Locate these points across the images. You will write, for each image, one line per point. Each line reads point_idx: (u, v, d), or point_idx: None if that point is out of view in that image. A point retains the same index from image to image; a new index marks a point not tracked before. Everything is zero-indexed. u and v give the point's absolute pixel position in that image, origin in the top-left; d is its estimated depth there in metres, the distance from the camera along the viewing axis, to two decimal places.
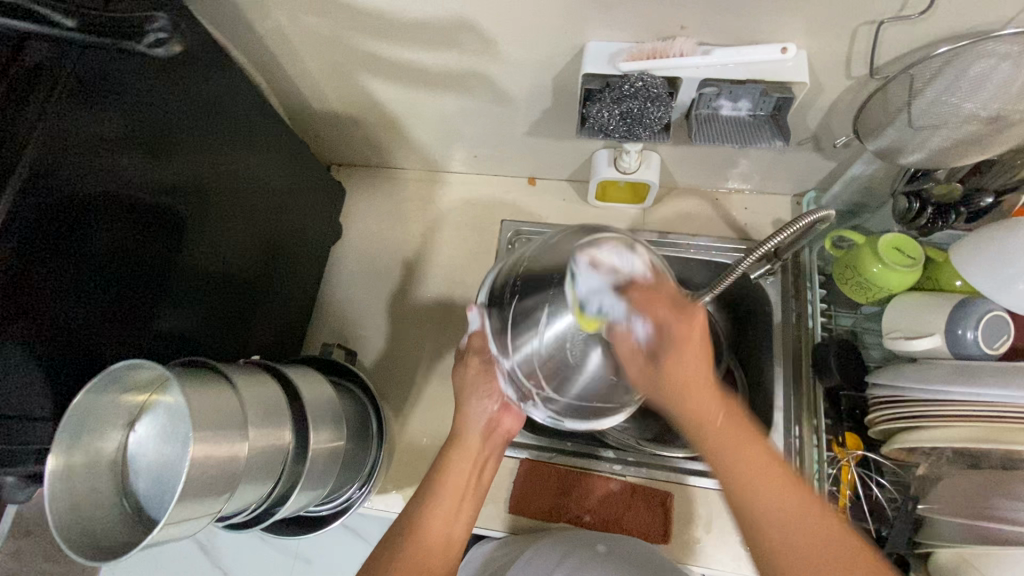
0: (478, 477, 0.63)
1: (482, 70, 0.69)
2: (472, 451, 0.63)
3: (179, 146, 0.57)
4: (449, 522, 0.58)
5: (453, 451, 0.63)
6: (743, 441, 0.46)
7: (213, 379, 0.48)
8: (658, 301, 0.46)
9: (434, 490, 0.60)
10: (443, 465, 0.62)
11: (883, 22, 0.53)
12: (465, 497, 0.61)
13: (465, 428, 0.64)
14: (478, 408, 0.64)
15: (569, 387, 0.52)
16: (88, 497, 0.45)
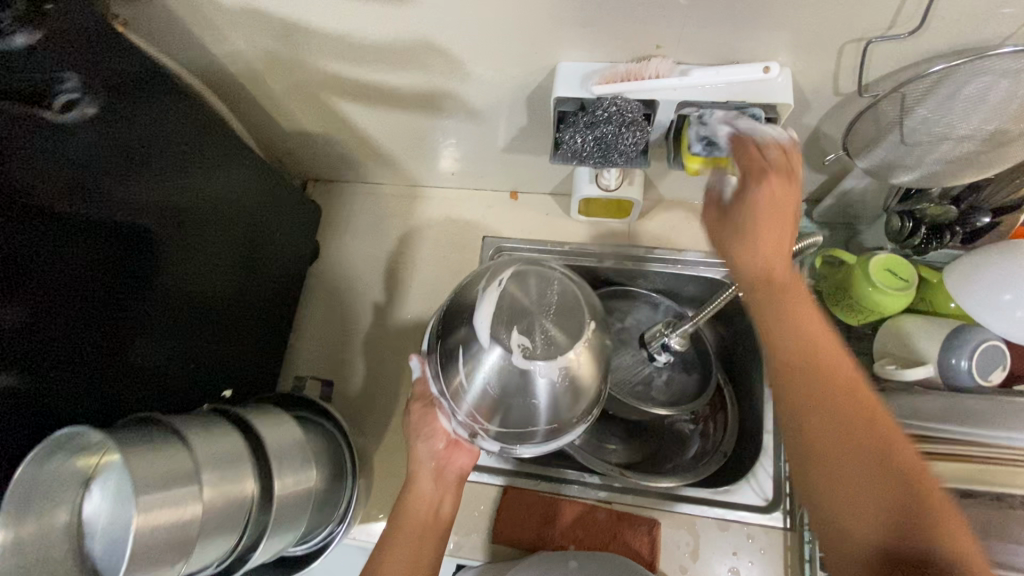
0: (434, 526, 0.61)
1: (452, 89, 0.65)
2: (424, 494, 0.62)
3: (147, 166, 0.56)
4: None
5: (406, 500, 0.62)
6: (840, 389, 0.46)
7: (163, 438, 0.46)
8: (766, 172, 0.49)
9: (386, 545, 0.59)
10: (398, 514, 0.61)
11: (871, 40, 0.49)
12: (417, 553, 0.59)
13: (415, 471, 0.63)
14: (425, 451, 0.63)
15: (506, 417, 0.56)
16: (40, 567, 0.44)
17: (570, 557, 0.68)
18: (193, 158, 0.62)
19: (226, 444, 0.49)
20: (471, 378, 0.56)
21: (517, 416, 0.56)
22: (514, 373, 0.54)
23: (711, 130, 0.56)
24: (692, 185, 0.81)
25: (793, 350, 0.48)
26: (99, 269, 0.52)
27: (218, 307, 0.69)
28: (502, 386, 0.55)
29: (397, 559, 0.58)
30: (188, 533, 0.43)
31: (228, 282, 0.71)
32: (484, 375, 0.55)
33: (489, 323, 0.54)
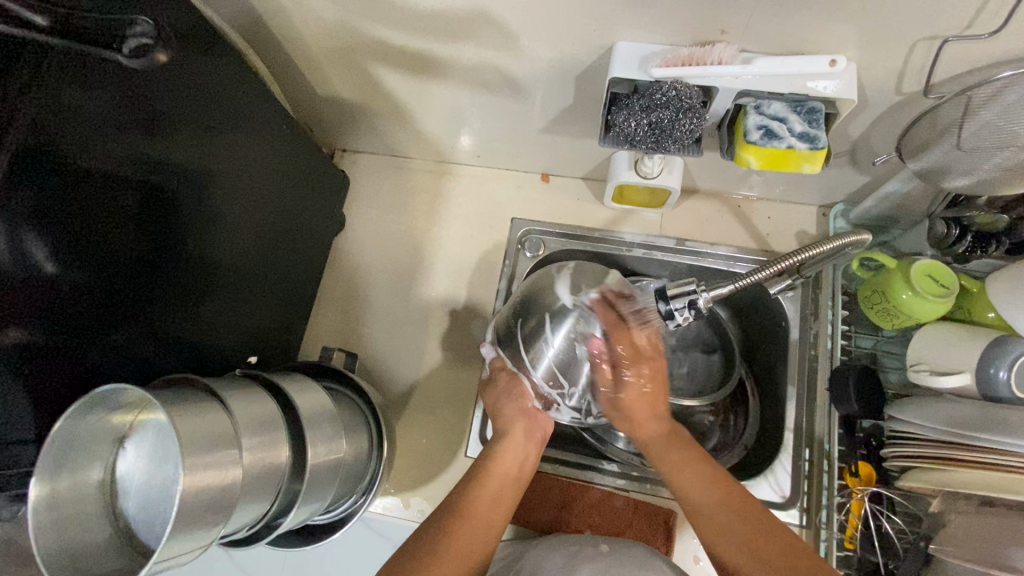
0: (514, 483, 0.61)
1: (501, 64, 0.63)
2: (516, 442, 0.63)
3: (180, 124, 0.55)
4: (485, 527, 0.56)
5: (494, 449, 0.62)
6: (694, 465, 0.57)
7: (203, 399, 0.45)
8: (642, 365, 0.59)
9: (475, 487, 0.58)
10: (488, 462, 0.61)
11: (945, 38, 0.48)
12: (503, 500, 0.59)
13: (506, 425, 0.64)
14: (516, 407, 0.65)
15: (577, 379, 0.62)
16: (76, 524, 0.43)
17: (601, 542, 0.66)
18: (227, 123, 0.61)
19: (264, 410, 0.49)
20: (552, 340, 0.61)
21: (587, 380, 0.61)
22: (588, 342, 0.59)
23: (769, 119, 0.54)
24: (730, 178, 0.80)
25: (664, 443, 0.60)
26: (135, 225, 0.51)
27: (244, 274, 0.69)
28: (577, 352, 0.60)
29: (484, 502, 0.57)
30: (230, 495, 0.43)
31: (255, 249, 0.70)
32: (563, 336, 0.60)
33: (568, 292, 0.61)
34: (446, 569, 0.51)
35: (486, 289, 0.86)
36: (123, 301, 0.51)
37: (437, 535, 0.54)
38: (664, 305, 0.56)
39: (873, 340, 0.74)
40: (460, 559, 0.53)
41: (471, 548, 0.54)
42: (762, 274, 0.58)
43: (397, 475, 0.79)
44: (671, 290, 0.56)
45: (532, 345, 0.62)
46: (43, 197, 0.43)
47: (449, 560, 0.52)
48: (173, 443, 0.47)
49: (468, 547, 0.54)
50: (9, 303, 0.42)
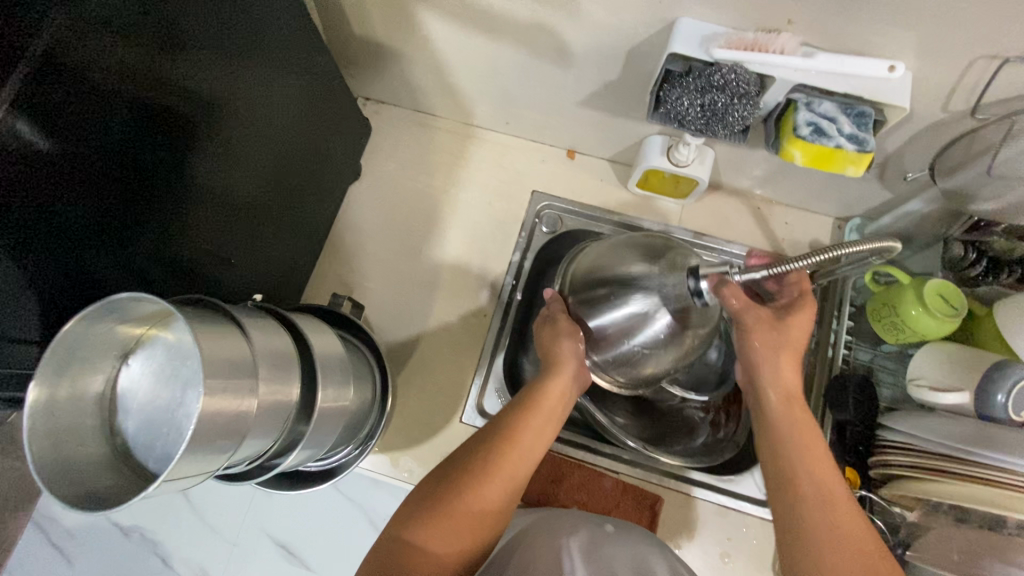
0: (559, 413, 0.62)
1: (553, 26, 0.62)
2: (543, 411, 0.60)
3: (206, 45, 0.51)
4: (528, 457, 0.57)
5: (544, 383, 0.61)
6: (812, 437, 0.56)
7: (221, 320, 0.43)
8: (802, 315, 0.60)
9: (522, 419, 0.59)
10: (536, 397, 0.60)
11: (1006, 58, 0.49)
12: (547, 433, 0.59)
13: (545, 389, 0.61)
14: (572, 347, 0.62)
15: (618, 350, 0.60)
16: (71, 436, 0.41)
17: (606, 522, 0.67)
18: (252, 52, 0.57)
19: (280, 343, 0.47)
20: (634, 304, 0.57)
21: (629, 354, 0.60)
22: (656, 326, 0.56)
23: (818, 117, 0.55)
24: (755, 178, 0.80)
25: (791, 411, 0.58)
26: (151, 148, 0.48)
27: (255, 213, 0.66)
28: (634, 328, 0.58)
29: (529, 439, 0.58)
30: (242, 424, 0.41)
31: (268, 189, 0.67)
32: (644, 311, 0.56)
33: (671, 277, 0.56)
34: (490, 492, 0.54)
35: (498, 259, 0.85)
36: (135, 229, 0.49)
37: (484, 458, 0.56)
38: (694, 284, 0.53)
39: (872, 353, 0.76)
40: (504, 483, 0.55)
41: (515, 474, 0.56)
42: (813, 257, 0.52)
43: (387, 434, 0.78)
44: (706, 268, 0.54)
45: (592, 306, 0.61)
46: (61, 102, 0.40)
47: (496, 482, 0.55)
48: (183, 364, 0.45)
49: (512, 473, 0.56)
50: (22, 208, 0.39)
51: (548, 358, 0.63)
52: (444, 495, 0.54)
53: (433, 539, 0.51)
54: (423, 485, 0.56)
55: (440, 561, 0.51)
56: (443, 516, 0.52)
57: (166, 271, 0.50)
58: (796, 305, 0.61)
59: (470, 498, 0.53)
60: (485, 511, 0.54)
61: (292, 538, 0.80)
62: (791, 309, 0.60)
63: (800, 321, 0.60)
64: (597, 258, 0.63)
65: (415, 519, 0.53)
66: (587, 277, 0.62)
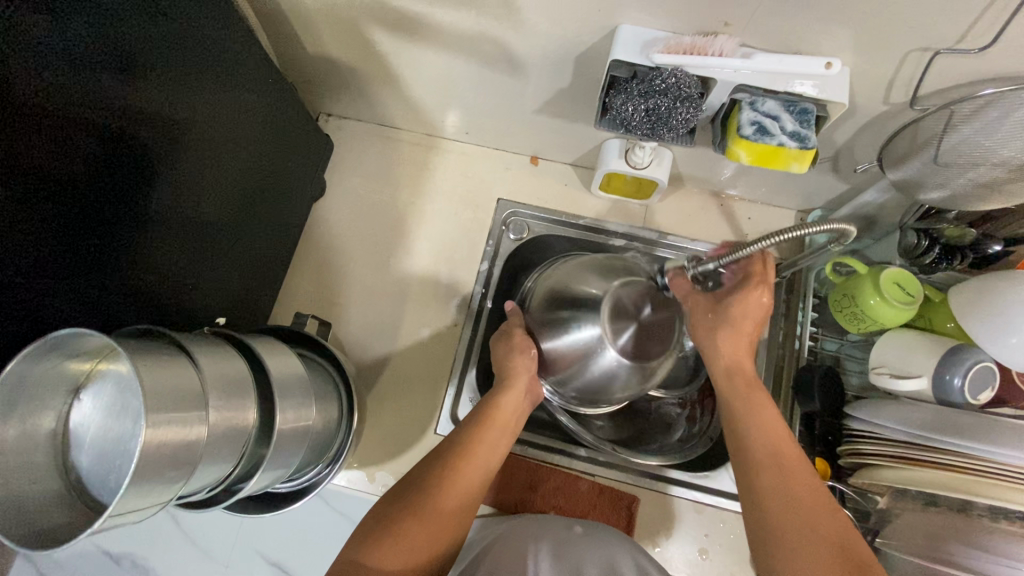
0: (513, 426, 0.63)
1: (500, 37, 0.62)
2: (497, 423, 0.61)
3: (160, 71, 0.52)
4: (485, 468, 0.59)
5: (496, 397, 0.63)
6: (761, 408, 0.57)
7: (169, 352, 0.43)
8: (750, 295, 0.58)
9: (477, 431, 0.60)
10: (490, 410, 0.62)
11: (937, 51, 0.50)
12: (501, 445, 0.60)
13: (497, 404, 0.62)
14: (523, 361, 0.64)
15: (572, 376, 0.64)
16: (23, 474, 0.41)
17: (574, 523, 0.68)
18: (212, 82, 0.58)
19: (232, 369, 0.47)
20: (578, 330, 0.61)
21: (584, 379, 0.63)
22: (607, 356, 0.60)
23: (761, 116, 0.55)
24: (715, 176, 0.81)
25: (743, 386, 0.59)
26: (106, 177, 0.49)
27: (218, 239, 0.66)
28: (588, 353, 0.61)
29: (485, 451, 0.59)
30: (191, 453, 0.41)
31: (232, 215, 0.68)
32: (586, 337, 0.60)
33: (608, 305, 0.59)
34: (449, 504, 0.55)
35: (466, 268, 0.86)
36: (86, 259, 0.49)
37: (439, 470, 0.57)
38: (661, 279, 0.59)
39: (838, 343, 0.76)
40: (462, 493, 0.56)
41: (473, 484, 0.57)
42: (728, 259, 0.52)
43: (362, 448, 0.78)
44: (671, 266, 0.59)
45: (555, 326, 0.64)
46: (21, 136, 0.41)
47: (453, 493, 0.56)
48: (135, 397, 0.45)
49: (469, 485, 0.57)
50: None
51: (502, 374, 0.65)
52: (400, 512, 0.54)
53: (389, 557, 0.51)
54: (382, 505, 0.56)
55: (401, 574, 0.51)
56: (401, 531, 0.52)
57: (117, 302, 0.50)
58: (745, 289, 0.58)
59: (425, 511, 0.54)
60: (444, 522, 0.54)
61: (275, 558, 0.80)
62: (736, 291, 0.58)
63: (745, 304, 0.58)
64: (558, 282, 0.67)
65: (365, 541, 0.52)
66: (547, 300, 0.67)
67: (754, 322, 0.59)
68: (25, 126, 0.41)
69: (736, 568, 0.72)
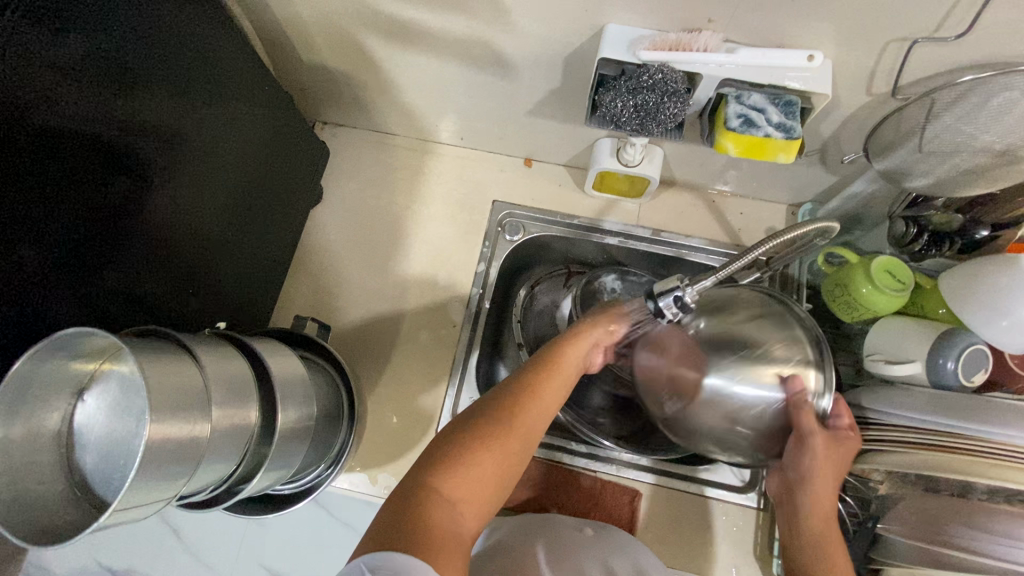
0: (573, 379, 0.59)
1: (491, 39, 0.64)
2: (562, 371, 0.57)
3: (157, 83, 0.53)
4: (545, 416, 0.55)
5: (562, 345, 0.59)
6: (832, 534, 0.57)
7: (172, 350, 0.44)
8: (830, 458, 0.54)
9: (541, 378, 0.56)
10: (553, 358, 0.58)
11: (915, 40, 0.51)
12: (562, 396, 0.56)
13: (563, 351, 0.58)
14: (603, 325, 0.61)
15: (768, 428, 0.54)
16: (27, 473, 0.41)
17: (586, 526, 0.68)
18: (199, 86, 0.58)
19: (235, 368, 0.48)
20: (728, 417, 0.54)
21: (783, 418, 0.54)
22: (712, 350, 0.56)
23: (747, 109, 0.57)
24: (706, 172, 0.82)
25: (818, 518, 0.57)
26: (105, 186, 0.50)
27: (214, 242, 0.66)
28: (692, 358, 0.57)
29: (547, 400, 0.55)
30: (195, 448, 0.42)
31: (227, 219, 0.68)
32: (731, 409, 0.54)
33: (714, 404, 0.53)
34: (508, 447, 0.51)
35: (463, 269, 0.87)
36: (89, 267, 0.50)
37: (499, 412, 0.52)
38: (653, 306, 0.54)
39: (834, 333, 0.77)
40: (524, 440, 0.52)
41: (533, 430, 0.53)
42: (735, 262, 0.54)
43: (363, 451, 0.78)
44: (657, 288, 0.53)
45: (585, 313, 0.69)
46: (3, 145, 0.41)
47: (516, 437, 0.52)
48: (139, 396, 0.45)
49: (530, 430, 0.53)
50: None
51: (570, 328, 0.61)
52: (461, 445, 0.50)
53: (451, 483, 0.48)
54: (445, 432, 0.52)
55: (460, 507, 0.47)
56: (461, 461, 0.49)
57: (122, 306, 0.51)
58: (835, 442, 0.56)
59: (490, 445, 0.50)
60: (505, 463, 0.51)
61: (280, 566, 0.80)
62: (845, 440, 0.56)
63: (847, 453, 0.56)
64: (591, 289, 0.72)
65: (421, 467, 0.49)
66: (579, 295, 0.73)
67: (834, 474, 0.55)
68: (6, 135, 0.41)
69: (739, 562, 0.72)
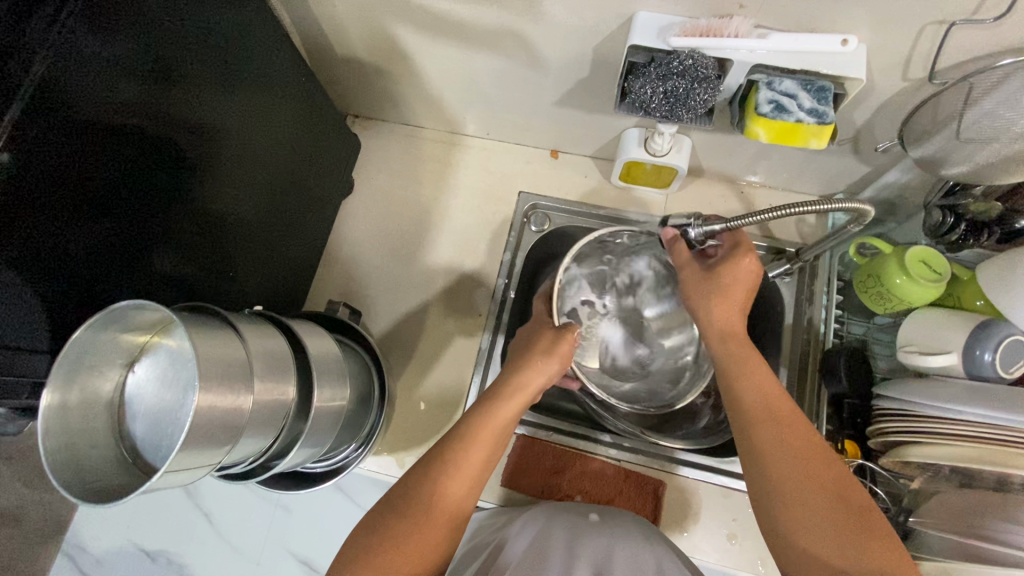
0: (506, 434, 0.61)
1: (520, 29, 0.65)
2: (490, 425, 0.59)
3: (199, 77, 0.55)
4: (470, 482, 0.56)
5: (491, 406, 0.60)
6: (762, 379, 0.56)
7: (218, 325, 0.46)
8: (732, 294, 0.61)
9: (465, 449, 0.57)
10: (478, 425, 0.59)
11: (953, 22, 0.50)
12: (492, 455, 0.58)
13: (490, 413, 0.60)
14: (547, 367, 0.64)
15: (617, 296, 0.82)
16: (83, 436, 0.44)
17: (591, 512, 0.69)
18: (237, 78, 0.60)
19: (275, 345, 0.50)
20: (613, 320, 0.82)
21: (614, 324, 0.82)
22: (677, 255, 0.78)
23: (779, 95, 0.57)
24: (734, 163, 0.82)
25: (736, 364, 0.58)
26: (151, 177, 0.52)
27: (254, 230, 0.69)
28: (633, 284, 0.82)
29: (473, 465, 0.57)
30: (237, 419, 0.44)
31: (264, 208, 0.70)
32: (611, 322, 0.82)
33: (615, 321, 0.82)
34: (432, 533, 0.53)
35: (490, 259, 0.88)
36: (138, 253, 0.52)
37: (418, 496, 0.54)
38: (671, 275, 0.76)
39: (865, 326, 0.76)
40: (450, 517, 0.55)
41: (455, 508, 0.55)
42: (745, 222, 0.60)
43: (390, 435, 0.80)
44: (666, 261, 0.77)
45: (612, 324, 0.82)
46: (62, 139, 0.43)
47: (442, 518, 0.54)
48: (186, 368, 0.47)
49: (454, 506, 0.55)
50: (27, 239, 0.42)
51: (501, 389, 0.62)
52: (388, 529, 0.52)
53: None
54: (375, 511, 0.55)
55: None
56: (385, 554, 0.51)
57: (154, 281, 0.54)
58: (732, 274, 0.61)
59: (412, 530, 0.52)
60: (430, 546, 0.53)
61: (310, 547, 0.82)
62: (730, 261, 0.61)
63: (736, 273, 0.61)
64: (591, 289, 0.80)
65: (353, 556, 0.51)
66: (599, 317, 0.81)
67: (743, 292, 0.61)
68: (63, 131, 0.43)
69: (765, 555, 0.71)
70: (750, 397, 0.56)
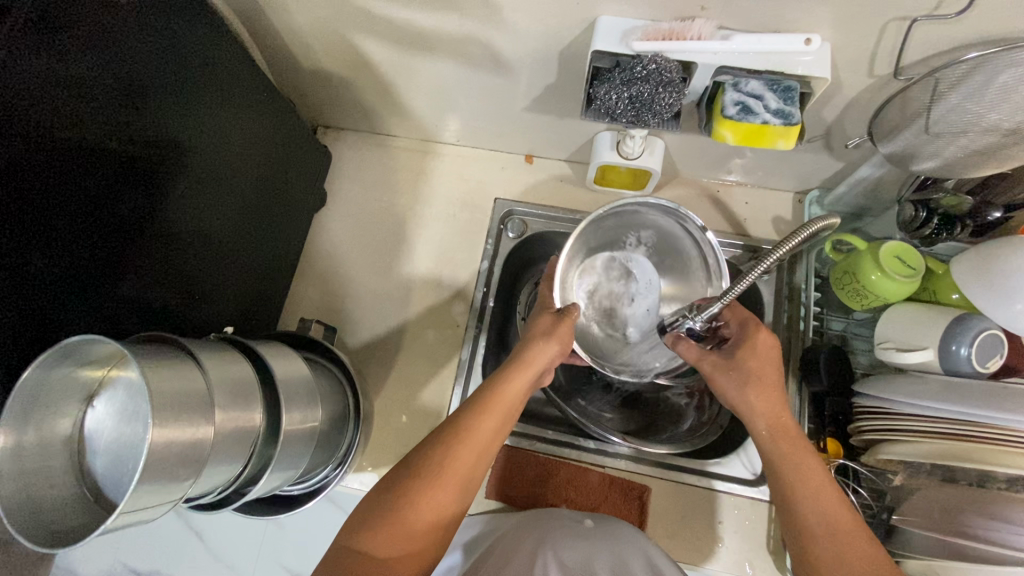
0: (514, 411, 0.58)
1: (484, 36, 0.64)
2: (500, 406, 0.56)
3: (162, 94, 0.54)
4: (479, 452, 0.54)
5: (501, 378, 0.57)
6: (804, 461, 0.53)
7: (176, 356, 0.44)
8: (765, 371, 0.57)
9: (477, 420, 0.54)
10: (484, 399, 0.55)
11: (915, 19, 0.50)
12: (500, 435, 0.55)
13: (498, 388, 0.56)
14: (547, 348, 0.59)
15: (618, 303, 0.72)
16: (41, 477, 0.43)
17: (586, 516, 0.69)
18: (201, 93, 0.59)
19: (239, 372, 0.49)
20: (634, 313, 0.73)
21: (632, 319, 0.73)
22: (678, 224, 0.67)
23: (745, 96, 0.56)
24: (708, 163, 0.81)
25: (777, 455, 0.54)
26: (116, 199, 0.51)
27: (224, 245, 0.68)
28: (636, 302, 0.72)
29: (484, 436, 0.54)
30: (200, 452, 0.43)
31: (234, 223, 0.69)
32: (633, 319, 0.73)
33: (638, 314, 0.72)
34: (441, 495, 0.51)
35: (468, 267, 0.87)
36: (104, 276, 0.51)
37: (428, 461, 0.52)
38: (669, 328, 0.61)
39: (844, 322, 0.76)
40: (455, 488, 0.52)
41: (465, 474, 0.53)
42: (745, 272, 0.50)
43: (372, 451, 0.79)
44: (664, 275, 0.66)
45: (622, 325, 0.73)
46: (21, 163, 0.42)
47: (450, 486, 0.52)
48: (144, 401, 0.46)
49: (463, 474, 0.52)
50: None
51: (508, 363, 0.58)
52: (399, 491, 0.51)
53: (387, 543, 0.49)
54: (384, 479, 0.53)
55: (393, 564, 0.49)
56: (390, 519, 0.49)
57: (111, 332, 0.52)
58: (752, 353, 0.58)
59: (411, 505, 0.50)
60: (437, 508, 0.51)
61: (296, 566, 0.81)
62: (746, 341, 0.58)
63: (758, 350, 0.58)
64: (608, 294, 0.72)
65: (361, 522, 0.50)
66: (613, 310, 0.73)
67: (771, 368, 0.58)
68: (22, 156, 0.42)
69: (751, 556, 0.71)
70: (796, 486, 0.53)
